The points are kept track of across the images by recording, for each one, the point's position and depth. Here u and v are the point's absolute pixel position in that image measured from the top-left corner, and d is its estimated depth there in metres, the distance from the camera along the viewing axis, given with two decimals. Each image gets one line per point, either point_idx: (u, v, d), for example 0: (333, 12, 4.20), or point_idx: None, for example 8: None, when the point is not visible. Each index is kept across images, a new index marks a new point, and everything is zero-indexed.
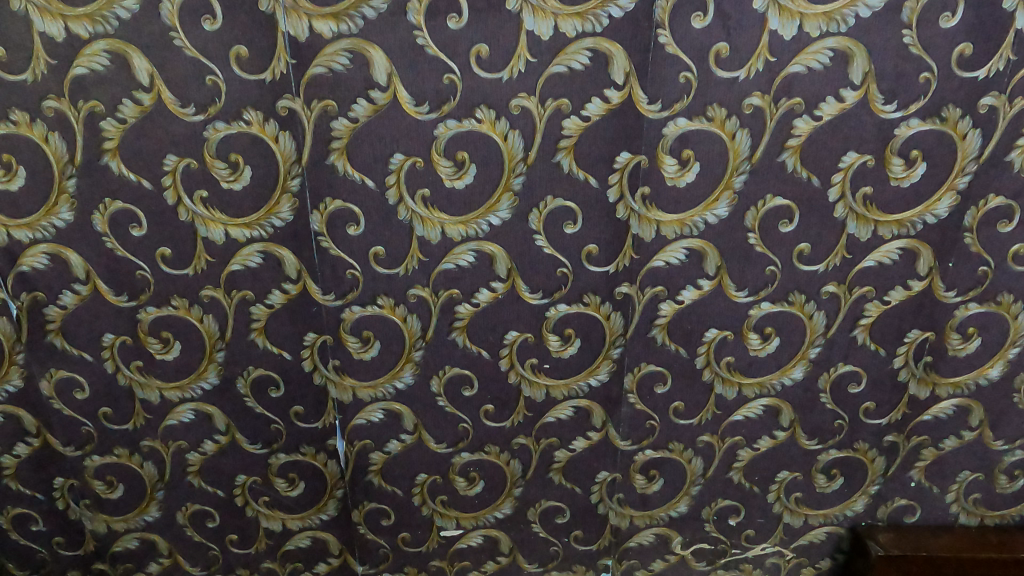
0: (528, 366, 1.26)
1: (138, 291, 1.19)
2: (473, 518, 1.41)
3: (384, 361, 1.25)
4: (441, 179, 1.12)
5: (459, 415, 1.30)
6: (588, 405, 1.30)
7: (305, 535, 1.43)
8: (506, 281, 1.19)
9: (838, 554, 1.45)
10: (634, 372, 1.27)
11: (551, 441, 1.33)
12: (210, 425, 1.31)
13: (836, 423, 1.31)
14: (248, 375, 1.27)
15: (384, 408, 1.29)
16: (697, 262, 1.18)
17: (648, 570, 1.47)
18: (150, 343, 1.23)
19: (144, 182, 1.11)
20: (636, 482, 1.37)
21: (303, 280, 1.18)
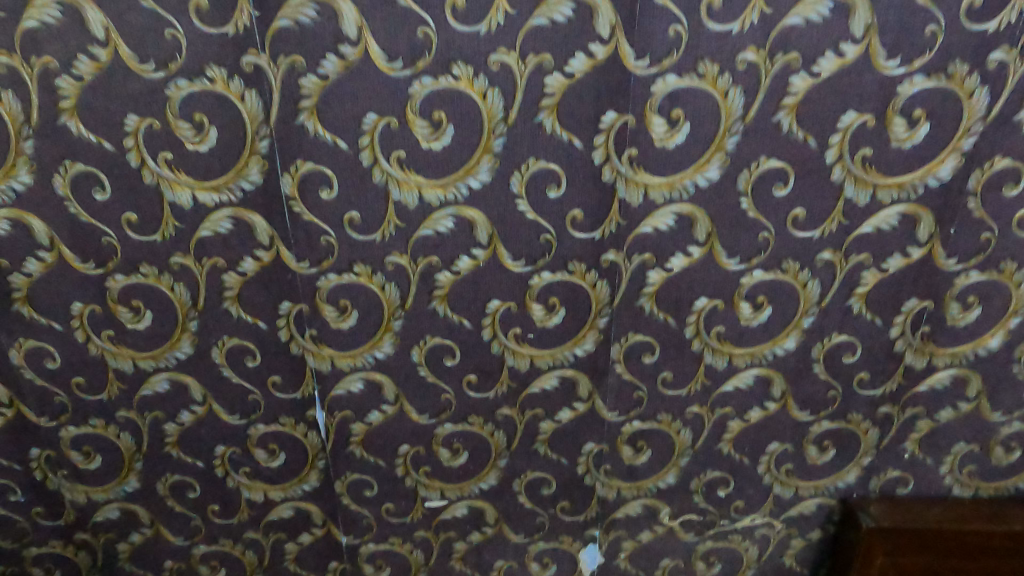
0: (512, 336, 1.22)
1: (105, 258, 1.14)
2: (457, 489, 1.39)
3: (362, 330, 1.21)
4: (418, 141, 1.06)
5: (442, 385, 1.27)
6: (574, 375, 1.26)
7: (288, 505, 1.41)
8: (487, 247, 1.14)
9: (829, 525, 1.43)
10: (621, 342, 1.23)
11: (536, 412, 1.30)
12: (187, 395, 1.28)
13: (829, 394, 1.27)
14: (223, 345, 1.23)
15: (364, 378, 1.26)
16: (687, 227, 1.13)
17: (635, 541, 1.46)
18: (121, 312, 1.19)
19: (105, 143, 1.06)
20: (623, 453, 1.34)
21: (276, 246, 1.14)
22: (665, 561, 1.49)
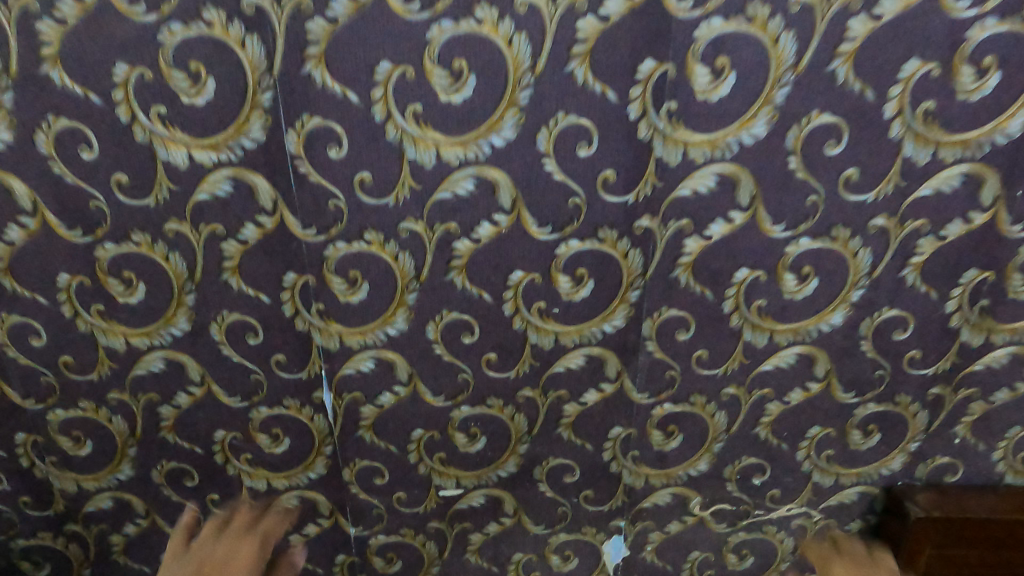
0: (536, 311, 1.12)
1: (94, 224, 1.05)
2: (474, 477, 1.30)
3: (373, 305, 1.11)
4: (436, 93, 0.96)
5: (458, 364, 1.17)
6: (602, 354, 1.17)
7: (293, 494, 1.32)
8: (510, 212, 1.04)
9: (870, 515, 1.34)
10: (653, 318, 1.13)
11: (560, 394, 1.20)
12: (184, 375, 1.18)
13: (877, 373, 1.18)
14: (222, 320, 1.13)
15: (375, 357, 1.16)
16: (729, 190, 1.03)
17: (663, 533, 1.37)
18: (111, 284, 1.10)
19: (92, 96, 0.96)
20: (653, 438, 1.25)
21: (279, 211, 1.04)
22: (694, 554, 1.40)
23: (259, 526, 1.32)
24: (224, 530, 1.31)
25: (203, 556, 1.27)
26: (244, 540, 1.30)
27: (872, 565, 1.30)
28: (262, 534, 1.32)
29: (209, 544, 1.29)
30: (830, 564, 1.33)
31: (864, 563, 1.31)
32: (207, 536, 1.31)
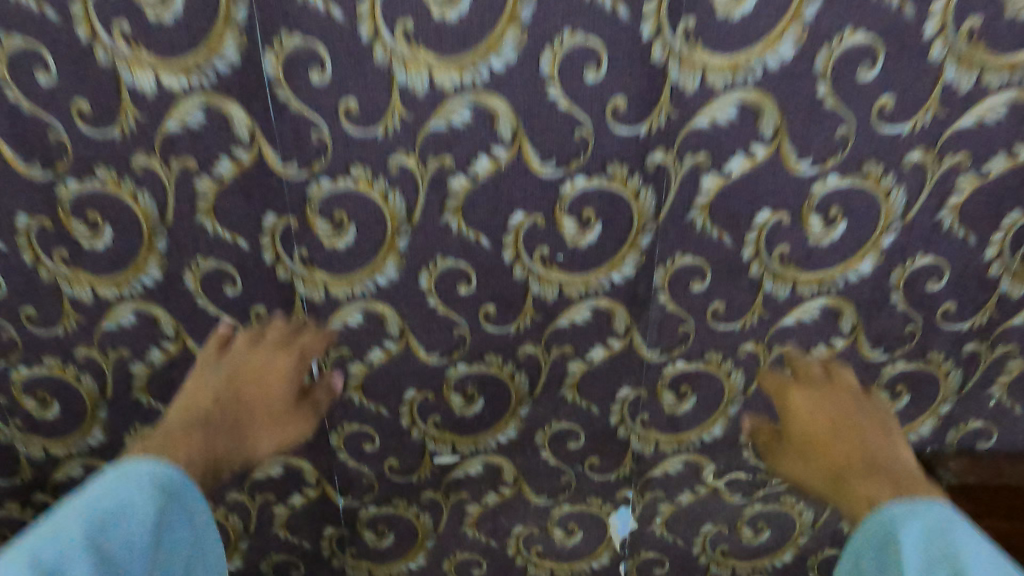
0: (538, 258, 1.03)
1: (54, 159, 0.95)
2: (471, 443, 1.22)
3: (361, 251, 1.02)
4: (426, 8, 0.85)
5: (454, 318, 1.08)
6: (609, 307, 1.07)
7: (276, 462, 1.22)
8: (511, 145, 0.94)
9: None
10: (666, 266, 1.04)
11: (564, 350, 1.11)
12: (157, 329, 1.10)
13: (907, 328, 1.09)
14: (197, 268, 1.04)
15: (363, 310, 1.07)
16: (751, 121, 0.93)
17: (673, 504, 1.28)
18: (75, 227, 1.00)
19: (47, 10, 0.84)
20: (664, 399, 1.16)
21: (257, 144, 0.94)
22: (707, 527, 1.32)
23: (299, 339, 1.08)
24: (264, 340, 1.06)
25: (242, 365, 1.02)
26: (285, 354, 1.06)
27: (833, 387, 1.07)
28: (302, 351, 1.07)
29: (244, 355, 1.04)
30: (788, 391, 1.09)
31: (822, 386, 1.08)
32: (241, 348, 1.05)
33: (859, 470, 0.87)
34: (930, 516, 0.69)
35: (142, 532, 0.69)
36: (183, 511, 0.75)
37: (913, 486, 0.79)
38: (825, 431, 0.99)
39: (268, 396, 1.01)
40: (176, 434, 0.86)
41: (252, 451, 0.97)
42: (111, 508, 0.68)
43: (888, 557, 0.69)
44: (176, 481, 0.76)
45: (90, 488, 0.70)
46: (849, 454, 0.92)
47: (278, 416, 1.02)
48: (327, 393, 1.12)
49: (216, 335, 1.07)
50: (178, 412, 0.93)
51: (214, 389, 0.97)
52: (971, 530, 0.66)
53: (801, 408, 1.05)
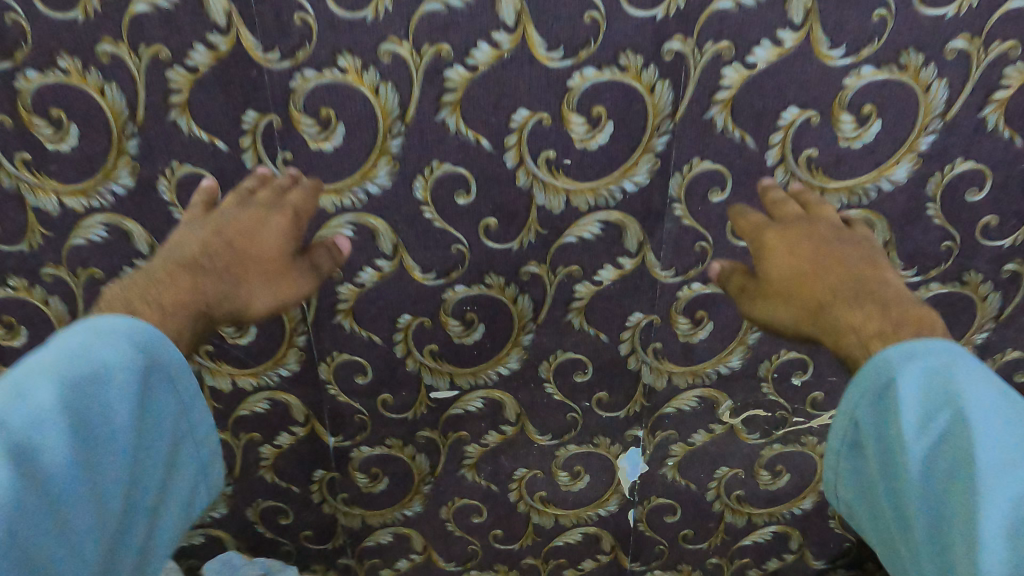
0: (544, 163, 0.94)
1: (12, 46, 0.85)
2: (470, 376, 1.14)
3: (350, 155, 0.93)
4: None
5: (452, 233, 1.00)
6: (621, 220, 0.98)
7: (262, 397, 1.16)
8: (514, 31, 0.84)
9: None
10: (683, 173, 0.95)
11: (571, 271, 1.03)
12: (130, 246, 1.02)
13: (944, 246, 1.01)
14: (172, 174, 0.95)
15: (354, 222, 0.98)
16: (779, 2, 0.82)
17: (687, 445, 1.21)
18: (38, 126, 0.91)
19: None
20: (678, 326, 1.08)
21: (234, 28, 0.84)
22: (722, 470, 1.25)
23: (288, 200, 0.90)
24: (253, 198, 0.89)
25: (227, 220, 0.86)
26: (273, 213, 0.88)
27: (808, 220, 0.88)
28: (292, 211, 0.89)
29: (231, 211, 0.87)
30: (759, 229, 0.89)
31: (797, 221, 0.88)
32: (228, 205, 0.88)
33: (844, 297, 0.80)
34: (927, 357, 0.65)
35: (121, 398, 0.62)
36: (166, 374, 0.68)
37: (907, 314, 0.74)
38: (808, 267, 0.84)
39: (256, 253, 0.85)
40: (159, 276, 0.78)
41: (244, 309, 0.84)
42: (83, 369, 0.61)
43: (888, 409, 0.65)
44: (157, 341, 0.67)
45: (55, 347, 0.62)
46: (839, 288, 0.81)
47: (271, 272, 0.86)
48: (329, 257, 0.93)
49: (201, 189, 0.89)
50: (167, 250, 0.83)
51: (202, 239, 0.84)
52: (973, 370, 0.62)
53: (777, 249, 0.86)
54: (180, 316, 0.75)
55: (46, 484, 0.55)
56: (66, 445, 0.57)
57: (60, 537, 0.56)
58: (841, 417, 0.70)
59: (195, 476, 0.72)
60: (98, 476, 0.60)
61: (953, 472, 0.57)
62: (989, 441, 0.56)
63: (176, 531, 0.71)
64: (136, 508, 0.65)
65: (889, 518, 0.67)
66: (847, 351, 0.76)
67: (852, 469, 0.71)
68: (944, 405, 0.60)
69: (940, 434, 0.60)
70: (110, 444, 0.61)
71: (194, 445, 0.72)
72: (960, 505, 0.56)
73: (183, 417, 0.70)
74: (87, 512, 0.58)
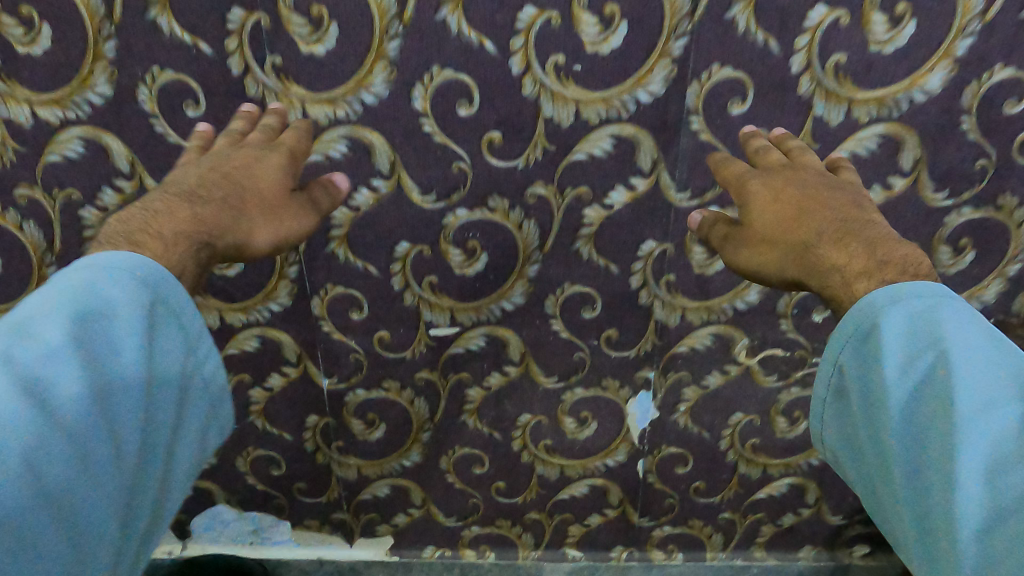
0: (552, 70, 0.86)
1: None
2: (472, 311, 1.08)
3: (344, 59, 0.86)
4: None
5: (454, 150, 0.93)
6: (634, 135, 0.92)
7: (252, 334, 1.10)
8: None
9: None
10: (701, 82, 0.88)
11: (580, 193, 0.97)
12: (110, 165, 0.95)
13: (978, 165, 0.94)
14: (153, 81, 0.88)
15: (348, 136, 0.92)
16: None
17: (699, 389, 1.17)
18: (6, 25, 0.83)
19: None
20: (692, 255, 1.01)
21: None
22: (737, 417, 1.21)
23: (281, 141, 0.84)
24: (249, 138, 0.83)
25: (222, 158, 0.80)
26: (271, 151, 0.82)
27: (791, 167, 0.81)
28: (289, 149, 0.83)
29: (226, 151, 0.81)
30: (743, 181, 0.82)
31: (781, 169, 0.81)
32: (222, 146, 0.82)
33: (830, 238, 0.75)
34: (912, 300, 0.63)
35: (128, 333, 0.59)
36: (172, 312, 0.64)
37: (892, 252, 0.71)
38: (793, 210, 0.78)
39: (255, 188, 0.79)
40: (155, 208, 0.72)
41: (246, 243, 0.78)
42: (97, 305, 0.58)
43: (872, 354, 0.63)
44: (163, 281, 0.64)
45: (57, 284, 0.58)
46: (825, 228, 0.76)
47: (272, 205, 0.80)
48: (327, 195, 0.88)
49: (198, 134, 0.87)
50: (160, 190, 0.76)
51: (197, 174, 0.78)
52: (957, 312, 0.60)
53: (761, 198, 0.80)
54: (181, 251, 0.70)
55: (61, 417, 0.52)
56: (79, 379, 0.54)
57: (83, 470, 0.53)
58: (826, 363, 0.69)
59: (205, 414, 0.68)
60: (114, 412, 0.57)
61: (935, 415, 0.56)
62: (971, 384, 0.55)
63: (192, 472, 0.67)
64: (155, 448, 0.61)
65: (868, 464, 0.66)
66: (832, 292, 0.73)
67: (837, 417, 0.69)
68: (927, 347, 0.59)
69: (922, 376, 0.59)
70: (121, 381, 0.58)
71: (203, 387, 0.68)
72: (935, 446, 0.56)
73: (192, 353, 0.66)
74: (107, 447, 0.55)
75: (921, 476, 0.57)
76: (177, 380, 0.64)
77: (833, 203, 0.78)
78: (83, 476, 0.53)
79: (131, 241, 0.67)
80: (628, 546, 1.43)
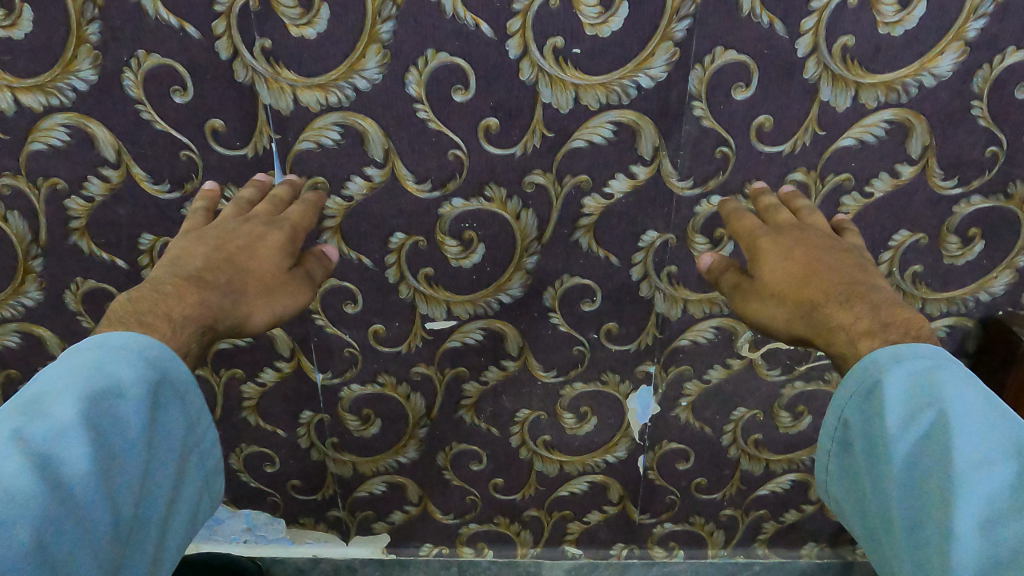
0: (551, 53, 0.84)
1: None
2: (468, 304, 1.06)
3: (336, 43, 0.83)
4: None
5: (449, 137, 0.90)
6: (635, 121, 0.89)
7: None
8: None
9: (969, 346, 1.13)
10: (704, 66, 0.85)
11: (580, 181, 0.94)
12: (95, 153, 0.92)
13: (988, 152, 0.92)
14: (138, 66, 0.85)
15: (340, 123, 0.89)
16: None
17: (701, 383, 1.14)
18: None
19: None
20: (695, 247, 1.00)
21: None
22: (739, 412, 1.19)
23: (285, 216, 0.84)
24: (254, 211, 0.83)
25: (227, 234, 0.78)
26: (273, 228, 0.81)
27: (799, 226, 0.82)
28: (291, 226, 0.83)
29: (231, 223, 0.80)
30: (754, 238, 0.82)
31: (790, 228, 0.81)
32: (228, 217, 0.81)
33: (838, 299, 0.73)
34: (912, 359, 0.62)
35: (135, 409, 0.58)
36: (174, 392, 0.63)
37: (897, 315, 0.70)
38: (804, 270, 0.77)
39: (254, 270, 0.77)
40: (165, 290, 0.70)
41: (244, 323, 0.76)
42: (102, 383, 0.57)
43: (874, 411, 0.62)
44: (167, 357, 0.62)
45: (65, 364, 0.57)
46: (832, 288, 0.75)
47: (270, 284, 0.79)
48: (321, 265, 0.89)
49: (203, 196, 0.84)
50: (165, 265, 0.74)
51: (202, 253, 0.75)
52: (957, 371, 0.59)
53: (771, 255, 0.79)
54: (187, 330, 0.68)
55: (67, 494, 0.51)
56: (89, 456, 0.53)
57: (81, 545, 0.52)
58: (830, 417, 0.67)
59: (201, 484, 0.66)
60: (117, 487, 0.55)
61: (934, 474, 0.55)
62: (970, 442, 0.54)
63: (184, 541, 0.65)
64: (150, 519, 0.60)
65: (873, 521, 0.64)
66: (838, 351, 0.71)
67: (840, 472, 0.68)
68: (927, 407, 0.58)
69: (922, 434, 0.58)
70: (126, 456, 0.56)
71: (201, 461, 0.66)
72: (936, 514, 0.54)
73: (192, 428, 0.65)
74: (107, 522, 0.54)
75: (923, 535, 0.55)
76: (177, 450, 0.63)
77: (838, 265, 0.77)
78: (83, 552, 0.52)
79: (139, 321, 0.65)
80: (628, 544, 1.41)
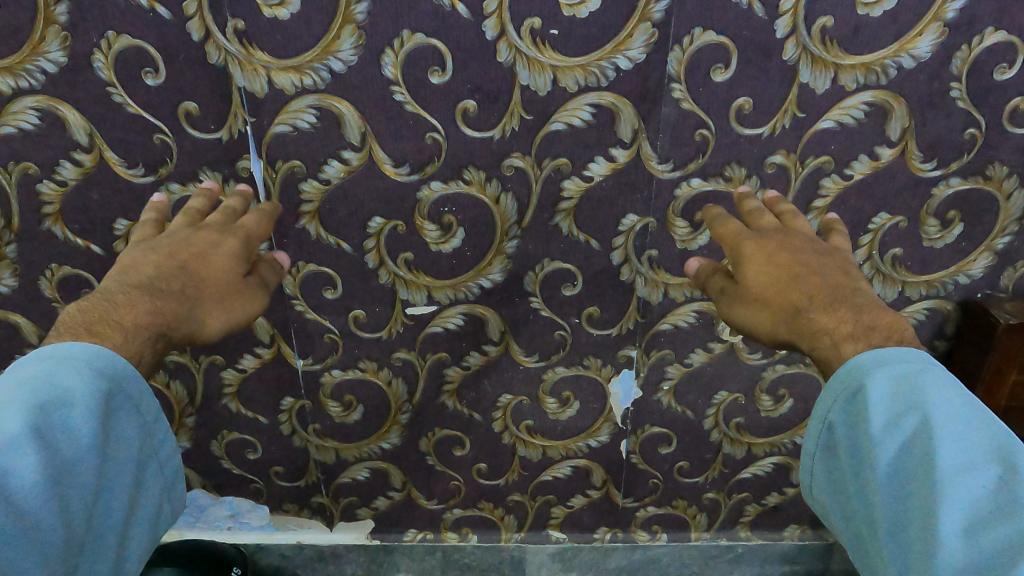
0: (529, 34, 0.83)
1: None
2: (449, 289, 1.05)
3: (309, 24, 0.82)
4: None
5: (427, 120, 0.89)
6: (614, 103, 0.88)
7: None
8: None
9: (948, 328, 1.13)
10: (683, 47, 0.84)
11: (560, 164, 0.93)
12: (66, 136, 0.90)
13: (967, 134, 0.92)
14: (109, 47, 0.83)
15: (316, 106, 0.88)
16: None
17: (683, 367, 1.15)
18: None
19: None
20: (676, 231, 0.99)
21: None
22: (721, 396, 1.19)
23: (240, 224, 0.84)
24: (206, 220, 0.83)
25: (184, 241, 0.78)
26: (228, 235, 0.81)
27: (783, 231, 0.81)
28: (246, 234, 0.83)
29: (183, 233, 0.79)
30: (739, 241, 0.81)
31: (775, 232, 0.81)
32: (179, 227, 0.81)
33: (822, 303, 0.73)
34: (897, 364, 0.62)
35: (88, 419, 0.57)
36: (129, 400, 0.63)
37: (880, 318, 0.70)
38: (787, 275, 0.77)
39: (208, 275, 0.77)
40: (115, 300, 0.69)
41: (199, 332, 0.75)
42: (53, 393, 0.56)
43: (858, 415, 0.62)
44: (121, 366, 0.62)
45: (14, 376, 0.57)
46: (816, 293, 0.75)
47: (224, 290, 0.78)
48: (274, 271, 0.89)
49: (152, 208, 0.84)
50: (114, 276, 0.73)
51: (153, 263, 0.74)
52: (942, 377, 0.59)
53: (756, 258, 0.79)
54: (137, 342, 0.67)
55: (19, 510, 0.51)
56: (37, 469, 0.53)
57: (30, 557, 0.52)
58: (815, 420, 0.67)
59: (159, 491, 0.67)
60: (68, 496, 0.55)
61: (917, 480, 0.55)
62: (954, 451, 0.54)
63: (145, 546, 0.66)
64: (106, 526, 0.61)
65: (856, 522, 0.64)
66: (822, 354, 0.71)
67: (826, 474, 0.68)
68: (910, 412, 0.58)
69: (906, 439, 0.58)
70: (79, 465, 0.56)
71: (158, 467, 0.67)
72: (918, 520, 0.54)
73: (149, 436, 0.65)
74: (56, 533, 0.54)
75: (903, 540, 0.56)
76: (133, 458, 0.63)
77: (822, 269, 0.77)
78: (32, 564, 0.52)
79: (89, 331, 0.64)
80: (612, 528, 1.42)
